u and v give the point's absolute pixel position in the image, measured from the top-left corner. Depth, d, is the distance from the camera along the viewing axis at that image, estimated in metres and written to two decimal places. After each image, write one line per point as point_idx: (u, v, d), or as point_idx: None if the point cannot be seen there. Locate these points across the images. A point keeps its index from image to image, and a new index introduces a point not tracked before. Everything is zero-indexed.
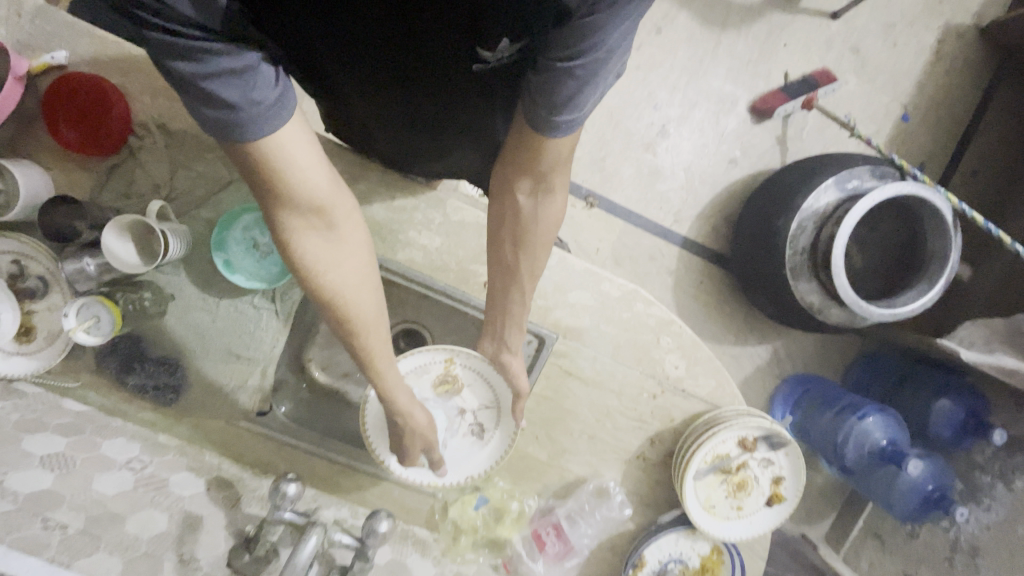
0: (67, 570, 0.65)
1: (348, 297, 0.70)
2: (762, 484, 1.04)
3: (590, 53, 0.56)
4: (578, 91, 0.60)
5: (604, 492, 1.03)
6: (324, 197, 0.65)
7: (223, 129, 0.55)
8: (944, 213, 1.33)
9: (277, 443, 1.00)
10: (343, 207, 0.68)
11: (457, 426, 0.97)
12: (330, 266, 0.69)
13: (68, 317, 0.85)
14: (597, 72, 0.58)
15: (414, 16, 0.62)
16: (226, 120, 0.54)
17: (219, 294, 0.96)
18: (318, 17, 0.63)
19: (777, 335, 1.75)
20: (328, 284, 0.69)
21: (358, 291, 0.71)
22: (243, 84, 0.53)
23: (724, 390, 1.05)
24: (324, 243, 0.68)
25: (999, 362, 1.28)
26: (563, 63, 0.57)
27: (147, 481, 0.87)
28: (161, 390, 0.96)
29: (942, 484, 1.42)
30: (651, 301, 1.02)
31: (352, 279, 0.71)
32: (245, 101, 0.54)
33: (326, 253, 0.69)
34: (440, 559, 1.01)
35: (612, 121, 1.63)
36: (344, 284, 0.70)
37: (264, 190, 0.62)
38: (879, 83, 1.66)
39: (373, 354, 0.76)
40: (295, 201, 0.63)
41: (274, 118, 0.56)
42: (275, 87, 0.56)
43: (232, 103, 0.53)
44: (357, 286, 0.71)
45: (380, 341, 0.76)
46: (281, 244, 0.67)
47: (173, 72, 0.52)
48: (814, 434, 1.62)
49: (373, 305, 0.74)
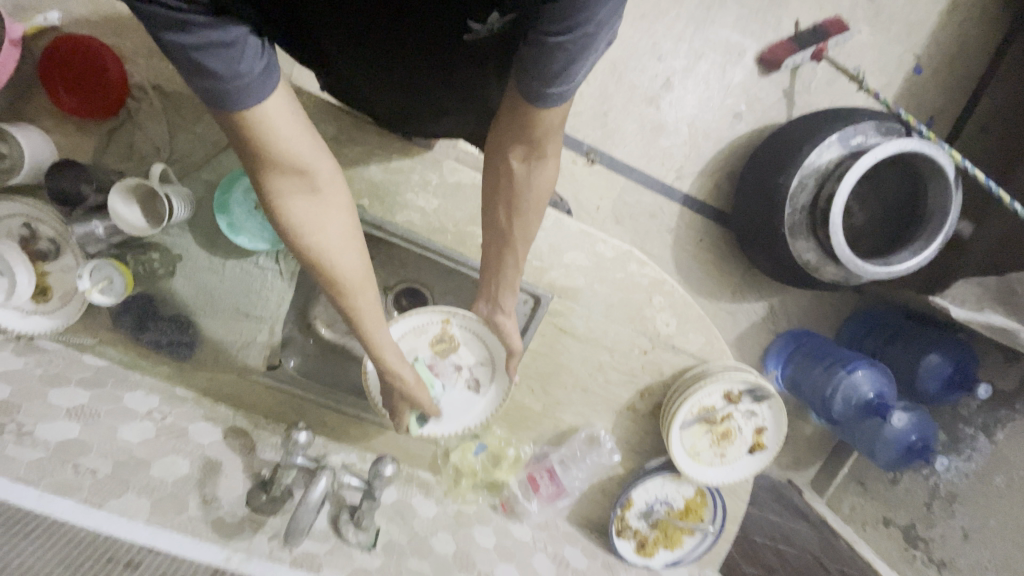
0: (97, 510, 0.72)
1: (333, 259, 0.72)
2: (745, 434, 1.10)
3: (580, 27, 0.57)
4: (568, 64, 0.61)
5: (594, 440, 1.11)
6: (307, 160, 0.66)
7: (214, 99, 0.56)
8: (947, 171, 1.32)
9: (288, 394, 1.07)
10: (326, 170, 0.69)
11: (453, 381, 1.03)
12: (316, 229, 0.71)
13: (82, 279, 0.90)
14: (586, 46, 0.59)
15: None
16: (214, 88, 0.55)
17: (225, 255, 0.99)
18: None
19: (774, 292, 1.78)
20: (314, 247, 0.71)
21: (343, 252, 0.72)
22: (231, 56, 0.54)
23: (713, 346, 1.09)
24: (310, 206, 0.70)
25: (987, 320, 1.31)
26: (553, 38, 0.58)
27: (168, 430, 0.94)
28: (174, 345, 1.01)
29: (925, 434, 1.49)
30: (645, 261, 1.04)
31: (338, 242, 0.72)
32: (233, 74, 0.55)
33: (312, 216, 0.70)
34: (442, 499, 1.09)
35: (615, 73, 1.59)
36: (330, 246, 0.72)
37: (247, 154, 0.63)
38: (893, 33, 1.60)
39: (360, 316, 0.77)
40: (280, 164, 0.64)
41: (261, 89, 0.58)
42: (260, 59, 0.57)
43: (219, 74, 0.54)
44: (341, 247, 0.72)
45: (369, 304, 0.77)
46: (267, 207, 0.68)
47: (166, 44, 0.52)
48: (803, 387, 1.68)
49: (356, 265, 0.74)
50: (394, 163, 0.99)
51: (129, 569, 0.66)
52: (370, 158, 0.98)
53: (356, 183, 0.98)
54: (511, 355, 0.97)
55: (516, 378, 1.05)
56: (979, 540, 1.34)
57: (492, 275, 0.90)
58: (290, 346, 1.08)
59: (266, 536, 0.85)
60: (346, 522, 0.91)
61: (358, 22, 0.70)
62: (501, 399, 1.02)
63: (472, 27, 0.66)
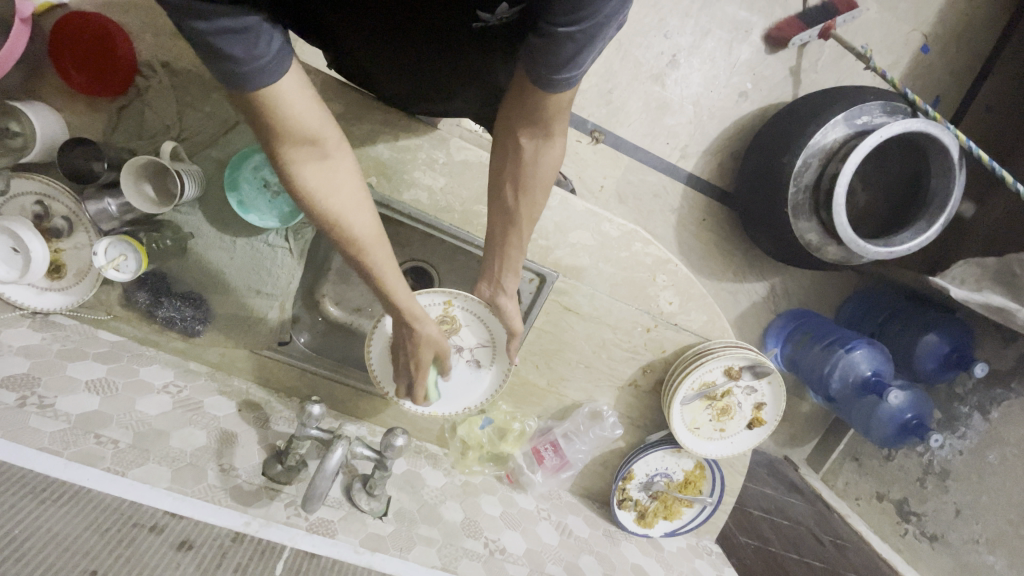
0: (121, 478, 0.74)
1: (351, 220, 0.70)
2: (744, 409, 1.13)
3: (589, 19, 0.58)
4: (577, 52, 0.62)
5: (597, 415, 1.14)
6: (317, 125, 0.65)
7: (229, 79, 0.57)
8: (952, 151, 1.32)
9: (299, 369, 1.09)
10: (332, 135, 0.68)
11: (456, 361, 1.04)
12: (331, 191, 0.69)
13: (98, 256, 0.90)
14: (594, 36, 0.60)
15: None
16: (229, 65, 0.56)
17: (235, 234, 1.01)
18: None
19: (775, 272, 1.79)
20: (331, 208, 0.69)
21: (358, 213, 0.71)
22: (247, 40, 0.55)
23: (715, 325, 1.11)
24: (322, 172, 0.69)
25: (986, 300, 1.32)
26: (562, 28, 0.59)
27: (184, 403, 0.97)
28: (188, 321, 1.03)
29: (921, 412, 1.52)
30: (649, 241, 1.06)
31: (353, 203, 0.71)
32: (250, 56, 0.56)
33: (325, 182, 0.69)
34: (450, 470, 1.12)
35: (621, 50, 1.57)
36: (345, 206, 0.70)
37: (258, 123, 0.63)
38: (902, 10, 1.58)
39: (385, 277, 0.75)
40: (292, 130, 0.64)
41: (274, 69, 0.59)
42: (274, 41, 0.58)
43: (237, 57, 0.55)
44: (356, 208, 0.71)
45: (387, 262, 0.74)
46: (280, 172, 0.67)
47: (189, 31, 0.53)
48: (803, 367, 1.70)
49: (371, 225, 0.72)
50: (401, 141, 0.99)
51: (154, 534, 0.70)
52: (378, 136, 0.99)
53: (364, 161, 0.99)
54: (512, 338, 0.98)
55: (515, 360, 1.07)
56: (970, 514, 1.38)
57: (496, 256, 0.90)
58: (300, 323, 1.10)
59: (283, 503, 0.88)
60: (359, 491, 0.94)
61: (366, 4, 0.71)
62: (501, 380, 1.05)
63: (481, 16, 0.68)
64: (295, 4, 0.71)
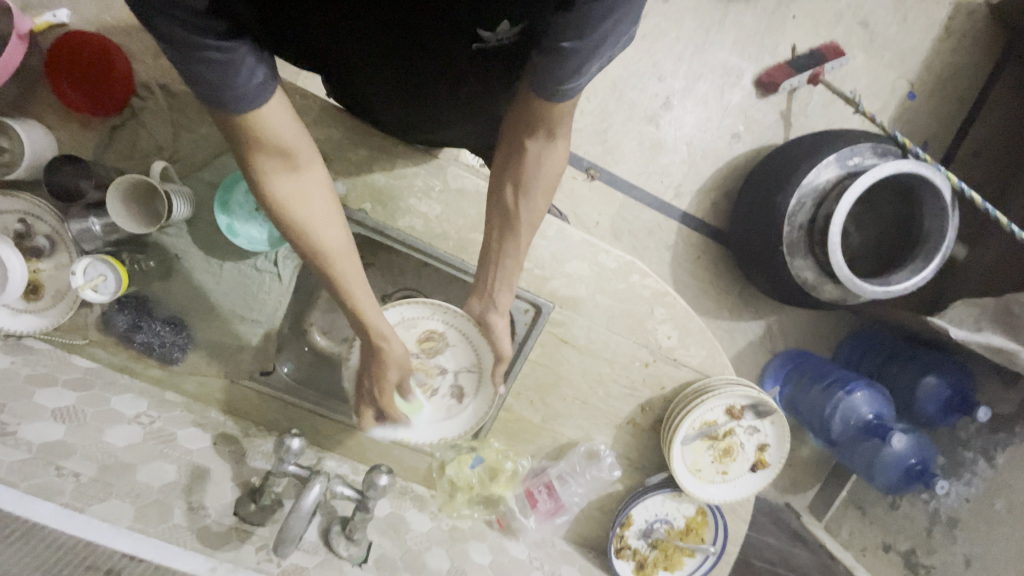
0: (80, 515, 0.68)
1: (319, 233, 0.73)
2: (747, 451, 1.08)
3: (591, 36, 0.58)
4: (581, 67, 0.62)
5: (593, 454, 1.08)
6: (294, 138, 0.68)
7: (213, 101, 0.60)
8: (944, 191, 1.33)
9: (282, 402, 1.03)
10: (308, 149, 0.71)
11: (438, 386, 0.99)
12: (300, 204, 0.72)
13: (75, 275, 0.87)
14: (598, 52, 0.61)
15: None
16: (210, 88, 0.59)
17: (222, 259, 0.98)
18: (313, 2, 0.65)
19: (772, 311, 1.76)
20: (299, 220, 0.72)
21: (326, 225, 0.73)
22: (227, 72, 0.58)
23: (715, 361, 1.08)
24: (293, 185, 0.71)
25: (987, 341, 1.31)
26: (564, 43, 0.59)
27: (156, 435, 0.91)
28: (167, 348, 0.98)
29: (925, 457, 1.48)
30: (647, 273, 1.04)
31: (323, 216, 0.73)
32: (228, 85, 0.59)
33: (295, 195, 0.71)
34: (437, 513, 1.06)
35: (616, 92, 1.62)
36: (314, 220, 0.72)
37: (235, 135, 0.65)
38: (887, 60, 1.64)
39: (350, 292, 0.76)
40: (267, 142, 0.66)
41: (257, 97, 0.62)
42: (257, 78, 0.60)
43: (220, 85, 0.58)
44: (327, 221, 0.73)
45: (355, 277, 0.76)
46: (252, 182, 0.69)
47: (181, 58, 0.56)
48: (802, 407, 1.67)
49: (341, 239, 0.75)
50: (397, 168, 0.99)
51: None
52: (374, 163, 0.98)
53: (359, 188, 0.98)
54: (498, 363, 0.94)
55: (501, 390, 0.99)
56: (981, 567, 1.31)
57: (491, 263, 0.88)
58: (286, 351, 1.04)
59: (254, 547, 0.82)
60: (338, 536, 0.88)
61: (362, 38, 0.71)
62: (487, 409, 0.97)
63: (482, 35, 0.67)
64: (293, 35, 0.71)
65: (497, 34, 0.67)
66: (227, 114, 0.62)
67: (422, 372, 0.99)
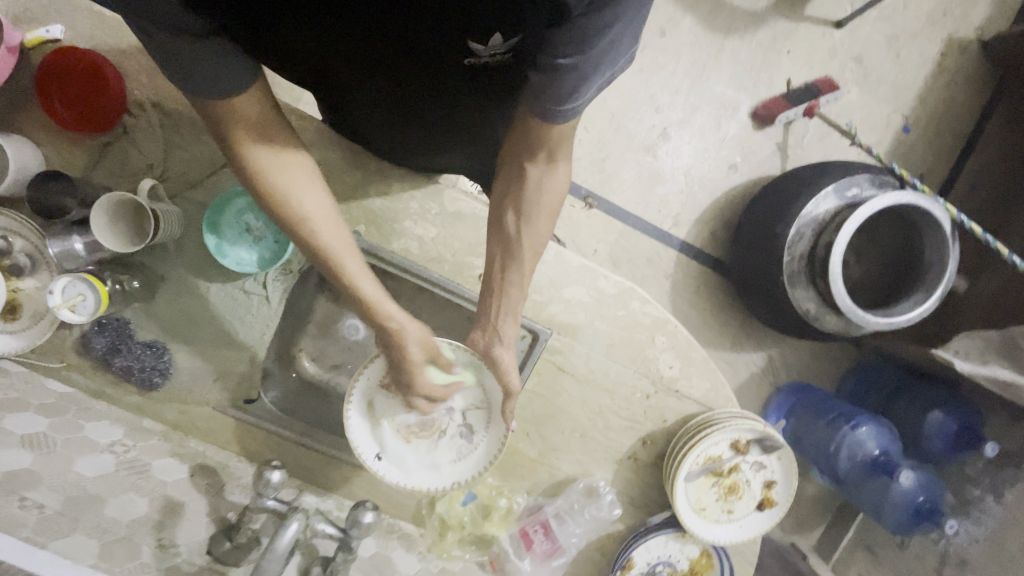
0: (38, 552, 0.63)
1: (300, 199, 0.70)
2: (754, 488, 1.03)
3: (588, 53, 0.58)
4: (579, 83, 0.61)
5: (593, 491, 1.02)
6: (265, 103, 0.67)
7: (195, 91, 0.61)
8: (943, 224, 1.31)
9: (264, 432, 0.97)
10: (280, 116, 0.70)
11: (445, 428, 0.95)
12: (280, 171, 0.70)
13: (53, 295, 0.84)
14: (596, 68, 0.60)
15: (404, 17, 0.62)
16: (191, 76, 0.59)
17: (210, 281, 0.95)
18: (305, 26, 0.64)
19: (773, 342, 1.72)
20: (281, 187, 0.69)
21: (308, 191, 0.72)
22: (209, 67, 0.59)
23: (718, 393, 1.04)
24: (271, 154, 0.69)
25: (992, 374, 1.29)
26: (561, 60, 0.58)
27: (130, 465, 0.87)
28: (146, 373, 0.93)
29: (932, 496, 1.43)
30: (647, 299, 1.01)
31: (304, 183, 0.71)
32: (211, 80, 0.60)
33: (274, 164, 0.69)
34: (425, 554, 0.99)
35: (613, 122, 1.63)
36: (296, 186, 0.70)
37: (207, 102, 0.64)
38: (881, 94, 1.67)
39: (340, 261, 0.73)
40: (242, 111, 0.65)
41: (235, 75, 0.62)
42: (235, 68, 0.61)
43: (199, 74, 0.59)
44: (308, 189, 0.72)
45: (342, 244, 0.73)
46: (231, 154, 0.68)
47: (165, 56, 0.58)
48: (807, 445, 1.62)
49: (326, 206, 0.73)
50: (393, 191, 0.97)
51: None
52: (370, 185, 0.97)
53: (354, 210, 0.96)
54: (506, 399, 0.88)
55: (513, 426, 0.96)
56: None
57: (493, 295, 0.85)
58: (273, 378, 1.00)
59: None
60: None
61: (358, 59, 0.70)
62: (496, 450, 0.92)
63: (473, 49, 0.65)
64: (288, 56, 0.71)
65: (488, 48, 0.65)
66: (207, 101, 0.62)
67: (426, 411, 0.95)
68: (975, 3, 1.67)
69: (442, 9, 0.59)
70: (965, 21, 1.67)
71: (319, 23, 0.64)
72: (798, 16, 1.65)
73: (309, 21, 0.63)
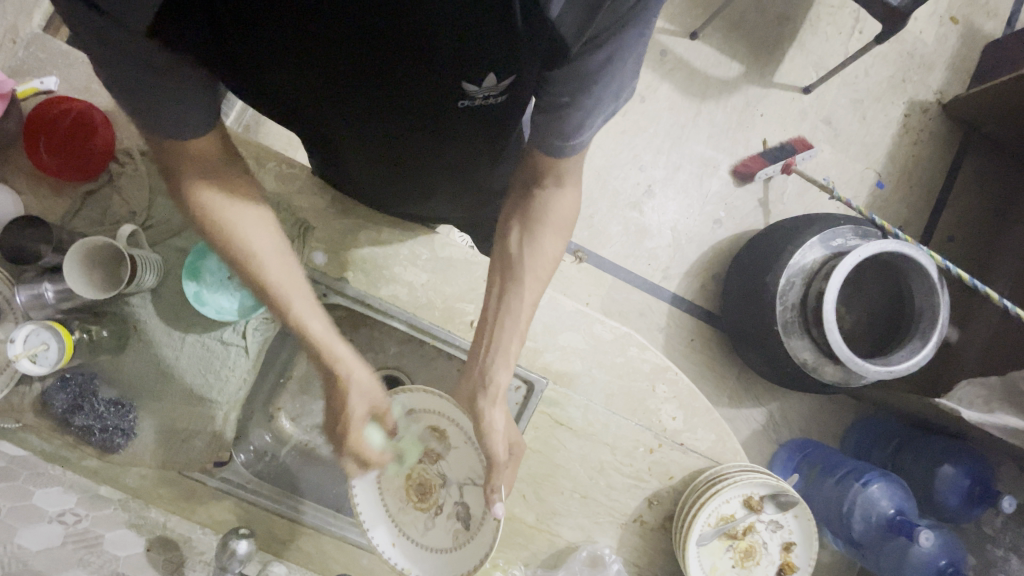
0: None
1: (244, 233, 0.71)
2: (772, 552, 0.95)
3: (588, 93, 0.64)
4: (583, 119, 0.67)
5: (597, 560, 0.93)
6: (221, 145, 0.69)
7: (151, 126, 0.62)
8: (930, 271, 1.30)
9: (235, 500, 0.89)
10: (242, 174, 0.72)
11: (441, 503, 0.88)
12: (228, 204, 0.71)
13: (13, 343, 0.77)
14: (596, 106, 0.66)
15: (402, 71, 0.63)
16: (148, 110, 0.60)
17: (185, 330, 0.90)
18: (301, 75, 0.66)
19: (772, 397, 1.67)
20: (226, 220, 0.71)
21: (255, 227, 0.72)
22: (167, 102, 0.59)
23: (725, 445, 0.98)
24: (219, 186, 0.70)
25: (1002, 422, 1.21)
26: (564, 98, 0.65)
27: (79, 538, 0.79)
28: (108, 433, 0.85)
29: (956, 559, 1.32)
30: (645, 345, 0.98)
31: (250, 217, 0.72)
32: (171, 113, 0.61)
33: (222, 195, 0.70)
34: None
35: (599, 180, 1.68)
36: (241, 218, 0.71)
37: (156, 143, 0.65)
38: (853, 152, 1.76)
39: (285, 294, 0.73)
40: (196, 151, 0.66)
41: (191, 117, 0.63)
42: (196, 102, 0.61)
43: (151, 110, 0.60)
44: (255, 222, 0.72)
45: (286, 280, 0.73)
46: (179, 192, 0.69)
47: (119, 86, 0.58)
48: (816, 505, 1.46)
49: (271, 240, 0.73)
50: (384, 237, 0.96)
51: None
52: (359, 232, 0.95)
53: (344, 258, 0.94)
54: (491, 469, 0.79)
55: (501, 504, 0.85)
56: None
57: (489, 326, 0.83)
58: (245, 438, 0.96)
59: None
60: None
61: (358, 112, 0.72)
62: (489, 541, 0.78)
63: (466, 90, 0.66)
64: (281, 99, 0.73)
65: (482, 89, 0.66)
66: (168, 142, 0.64)
67: (424, 483, 0.90)
68: (931, 71, 1.80)
69: (436, 55, 0.60)
70: (924, 85, 1.79)
71: (321, 74, 0.65)
72: (768, 82, 1.77)
73: (304, 63, 0.64)
